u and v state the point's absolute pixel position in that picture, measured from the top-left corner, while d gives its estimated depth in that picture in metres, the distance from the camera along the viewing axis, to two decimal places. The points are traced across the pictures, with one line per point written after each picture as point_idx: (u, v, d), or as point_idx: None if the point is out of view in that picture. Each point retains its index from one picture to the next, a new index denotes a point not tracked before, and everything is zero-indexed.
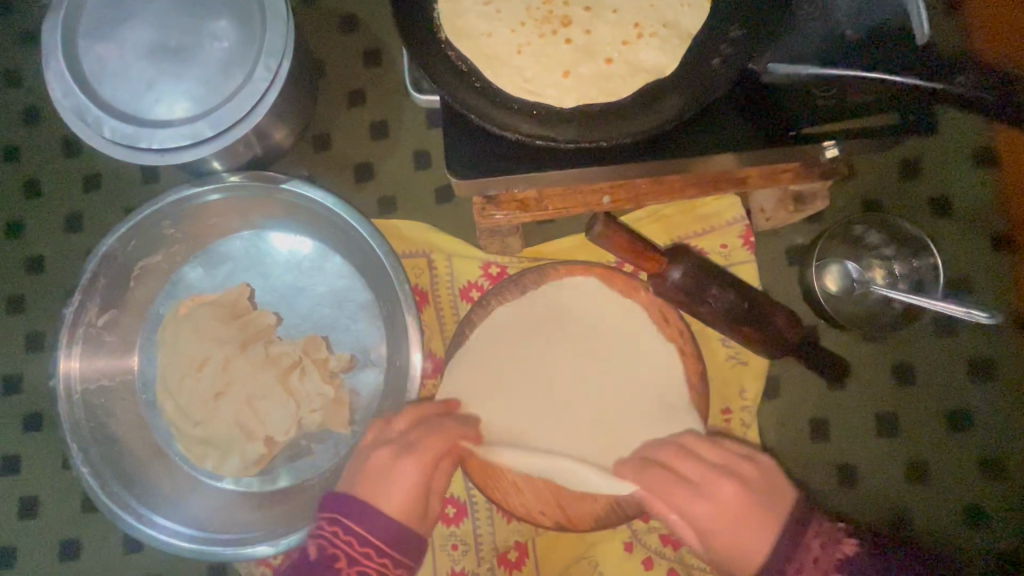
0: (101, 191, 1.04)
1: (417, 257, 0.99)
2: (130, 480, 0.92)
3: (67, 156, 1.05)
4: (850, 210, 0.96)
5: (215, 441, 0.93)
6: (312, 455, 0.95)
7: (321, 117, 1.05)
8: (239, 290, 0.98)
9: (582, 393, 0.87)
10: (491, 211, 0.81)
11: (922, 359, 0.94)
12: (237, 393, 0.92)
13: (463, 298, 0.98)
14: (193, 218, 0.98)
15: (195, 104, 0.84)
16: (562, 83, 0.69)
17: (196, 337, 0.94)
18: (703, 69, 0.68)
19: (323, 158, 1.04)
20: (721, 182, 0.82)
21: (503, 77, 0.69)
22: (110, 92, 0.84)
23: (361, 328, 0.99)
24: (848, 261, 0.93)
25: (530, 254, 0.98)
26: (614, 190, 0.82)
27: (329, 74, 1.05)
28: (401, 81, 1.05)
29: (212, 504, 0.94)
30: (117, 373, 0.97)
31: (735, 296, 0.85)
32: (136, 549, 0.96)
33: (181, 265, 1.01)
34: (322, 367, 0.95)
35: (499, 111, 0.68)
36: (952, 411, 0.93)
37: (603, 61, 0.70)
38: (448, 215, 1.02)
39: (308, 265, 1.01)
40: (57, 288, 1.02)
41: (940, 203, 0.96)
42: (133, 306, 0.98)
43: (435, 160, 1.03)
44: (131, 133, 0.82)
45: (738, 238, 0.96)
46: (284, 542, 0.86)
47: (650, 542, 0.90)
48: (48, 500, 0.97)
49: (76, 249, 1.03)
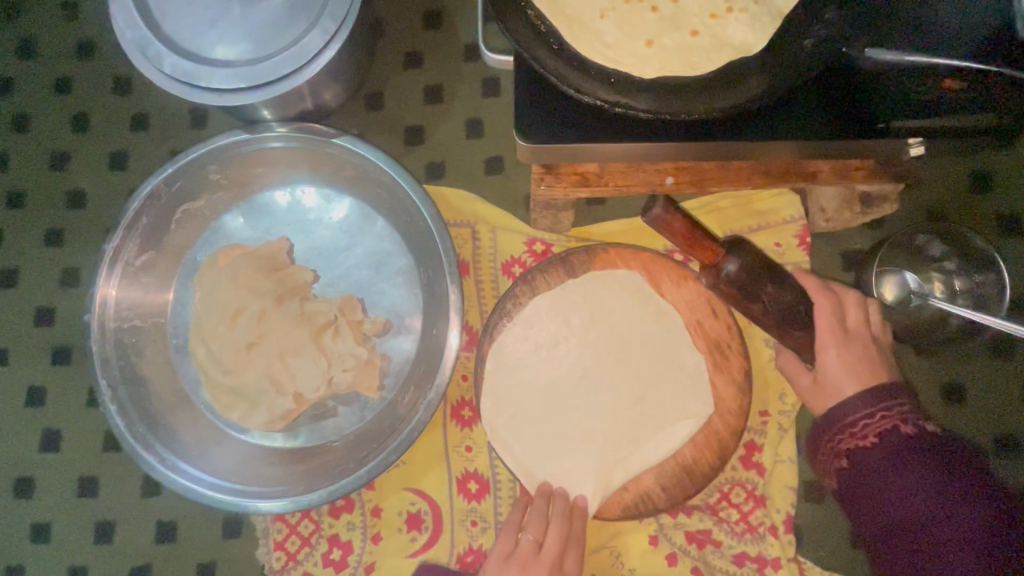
0: (148, 131, 1.03)
1: (460, 226, 0.97)
2: (156, 423, 0.91)
3: (118, 92, 1.04)
4: (913, 219, 0.93)
5: (243, 392, 0.91)
6: (339, 416, 0.94)
7: (376, 76, 1.03)
8: (279, 243, 0.96)
9: (618, 386, 0.86)
10: (549, 183, 0.78)
11: (975, 379, 0.91)
12: (270, 346, 0.91)
13: (504, 272, 0.96)
14: (240, 165, 0.96)
15: (256, 47, 0.83)
16: (644, 53, 0.66)
17: (234, 286, 0.92)
18: (794, 49, 0.65)
19: (374, 118, 1.02)
20: (791, 174, 0.79)
21: (583, 40, 0.67)
22: (173, 27, 0.83)
23: (398, 293, 0.97)
24: (908, 271, 0.89)
25: (577, 234, 0.95)
26: (678, 172, 0.79)
27: (388, 34, 1.03)
28: (460, 46, 1.02)
29: (233, 455, 0.93)
30: (150, 315, 0.96)
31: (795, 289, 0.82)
32: (154, 493, 0.95)
33: (222, 213, 0.99)
34: (357, 328, 0.93)
35: (576, 75, 0.65)
36: (1002, 435, 0.90)
37: (688, 34, 0.67)
38: (496, 187, 1.00)
39: (350, 225, 0.99)
40: (97, 225, 1.01)
41: (1009, 219, 0.92)
42: (170, 249, 0.97)
43: (488, 129, 1.01)
44: (191, 70, 0.81)
45: (793, 238, 0.93)
46: (304, 500, 0.84)
47: (676, 539, 0.88)
48: (71, 435, 0.97)
49: (119, 187, 1.02)
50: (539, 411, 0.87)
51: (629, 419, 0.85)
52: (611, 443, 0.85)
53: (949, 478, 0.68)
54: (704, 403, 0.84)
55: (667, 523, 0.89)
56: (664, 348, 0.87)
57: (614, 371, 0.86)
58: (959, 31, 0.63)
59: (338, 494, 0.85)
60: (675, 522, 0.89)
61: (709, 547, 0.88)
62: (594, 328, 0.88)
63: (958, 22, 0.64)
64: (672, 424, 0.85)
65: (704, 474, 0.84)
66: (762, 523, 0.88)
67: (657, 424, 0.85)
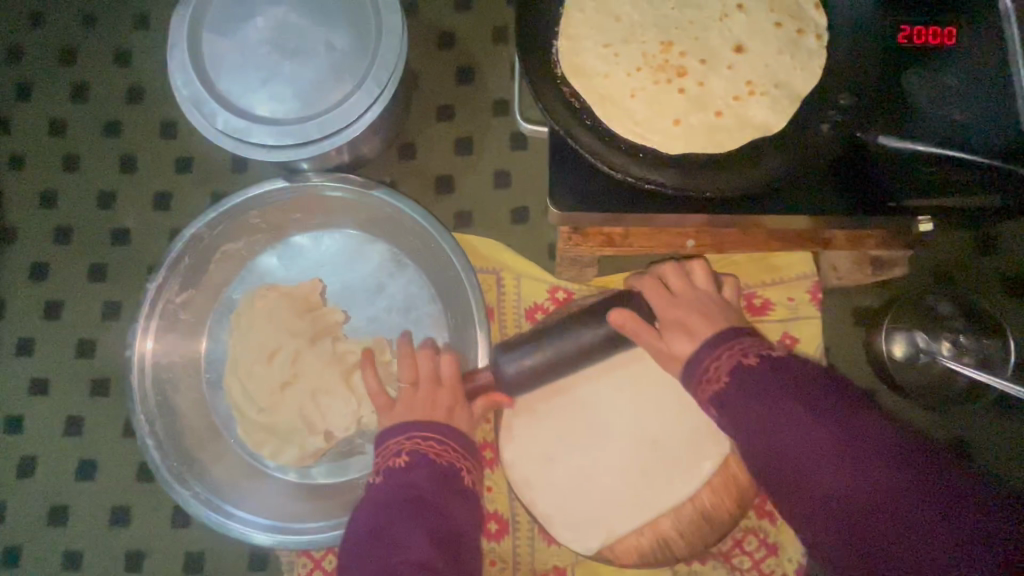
0: (191, 173, 1.09)
1: (486, 273, 1.01)
2: (189, 457, 0.95)
3: (164, 136, 1.10)
4: (922, 279, 0.97)
5: (275, 429, 0.95)
6: (365, 454, 0.97)
7: (409, 127, 1.08)
8: (312, 285, 1.00)
9: (637, 434, 0.90)
10: (577, 242, 0.83)
11: (980, 435, 0.94)
12: (302, 385, 0.95)
13: (527, 319, 1.00)
14: (278, 209, 1.01)
15: (304, 106, 0.88)
16: (672, 130, 0.71)
17: (269, 326, 0.97)
18: (811, 133, 0.71)
19: (406, 167, 1.07)
20: (806, 240, 0.83)
21: (614, 117, 0.71)
22: (226, 86, 0.88)
23: (425, 336, 1.01)
24: (917, 330, 0.92)
25: (598, 285, 0.99)
26: (699, 235, 0.84)
27: (422, 87, 1.09)
28: (490, 101, 1.08)
29: (262, 490, 0.97)
30: (187, 351, 1.00)
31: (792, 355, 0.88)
32: (183, 524, 0.98)
33: (259, 253, 1.04)
34: (385, 370, 0.97)
35: (608, 150, 0.71)
36: (1006, 490, 0.93)
37: (714, 113, 0.72)
38: (521, 235, 1.05)
39: (380, 268, 1.03)
40: (139, 261, 1.06)
41: (1014, 282, 0.96)
42: (208, 288, 1.02)
43: (515, 181, 1.06)
44: (242, 128, 0.86)
45: (806, 293, 0.96)
46: (331, 538, 0.87)
47: None
48: (105, 465, 1.00)
49: (161, 226, 1.07)
50: (561, 456, 0.90)
51: (647, 466, 0.89)
52: (630, 489, 0.89)
53: (745, 362, 0.69)
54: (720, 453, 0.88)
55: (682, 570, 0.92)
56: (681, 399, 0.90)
57: (633, 420, 0.90)
58: (966, 119, 0.68)
59: None
60: (689, 569, 0.91)
61: None
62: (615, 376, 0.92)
63: (967, 111, 0.68)
64: (689, 472, 0.88)
65: (719, 523, 0.87)
66: (774, 572, 0.91)
67: (675, 472, 0.88)
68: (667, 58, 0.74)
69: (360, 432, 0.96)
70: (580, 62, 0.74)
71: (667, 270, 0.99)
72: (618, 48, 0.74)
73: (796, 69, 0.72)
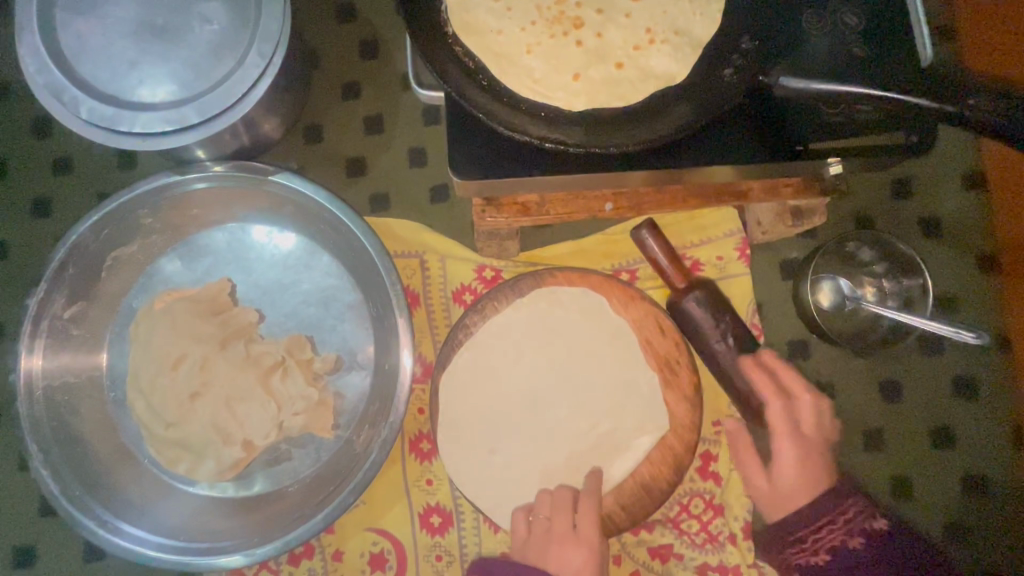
0: (73, 175, 0.98)
1: (409, 257, 0.96)
2: (95, 484, 0.86)
3: (37, 136, 0.99)
4: (844, 227, 0.97)
5: (190, 444, 0.88)
6: (293, 459, 0.91)
7: (313, 109, 1.01)
8: (220, 285, 0.93)
9: (576, 408, 0.86)
10: (491, 214, 0.79)
11: (909, 376, 0.95)
12: (215, 393, 0.88)
13: (455, 301, 0.95)
14: (173, 207, 0.92)
15: (181, 88, 0.80)
16: (572, 86, 0.67)
17: (173, 334, 0.89)
18: (715, 80, 0.68)
19: (315, 152, 1.00)
20: (724, 195, 0.82)
21: (512, 76, 0.67)
22: (90, 71, 0.79)
23: (348, 329, 0.95)
24: (841, 277, 0.93)
25: (526, 259, 0.96)
26: (617, 197, 0.81)
27: (324, 65, 1.02)
28: (399, 75, 1.02)
29: (183, 511, 0.89)
30: (83, 369, 0.91)
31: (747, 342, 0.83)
32: (98, 557, 0.90)
33: (158, 257, 0.96)
34: (307, 368, 0.91)
35: (506, 111, 0.66)
36: (936, 427, 0.94)
37: (614, 65, 0.69)
38: (443, 214, 1.00)
39: (293, 262, 0.97)
40: (22, 277, 0.96)
41: (929, 223, 0.97)
42: (103, 298, 0.92)
43: (431, 158, 1.00)
44: (111, 115, 0.77)
45: (734, 250, 0.95)
46: (260, 552, 0.81)
47: (639, 556, 0.89)
48: (3, 504, 0.91)
49: (44, 235, 0.97)
50: (497, 440, 0.86)
51: (588, 437, 0.86)
52: (572, 461, 0.86)
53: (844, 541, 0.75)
54: (657, 416, 0.85)
55: (630, 541, 0.90)
56: (619, 367, 0.87)
57: (573, 393, 0.87)
58: (868, 57, 0.67)
59: (294, 544, 0.82)
60: (637, 539, 0.90)
61: (672, 561, 0.89)
62: (548, 350, 0.87)
63: (866, 48, 0.67)
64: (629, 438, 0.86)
65: (661, 490, 0.85)
66: (722, 533, 0.90)
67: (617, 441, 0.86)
68: (562, 10, 0.70)
69: (285, 437, 0.90)
70: (471, 18, 0.69)
71: (594, 239, 0.96)
72: (510, 2, 0.70)
73: (695, 14, 0.70)
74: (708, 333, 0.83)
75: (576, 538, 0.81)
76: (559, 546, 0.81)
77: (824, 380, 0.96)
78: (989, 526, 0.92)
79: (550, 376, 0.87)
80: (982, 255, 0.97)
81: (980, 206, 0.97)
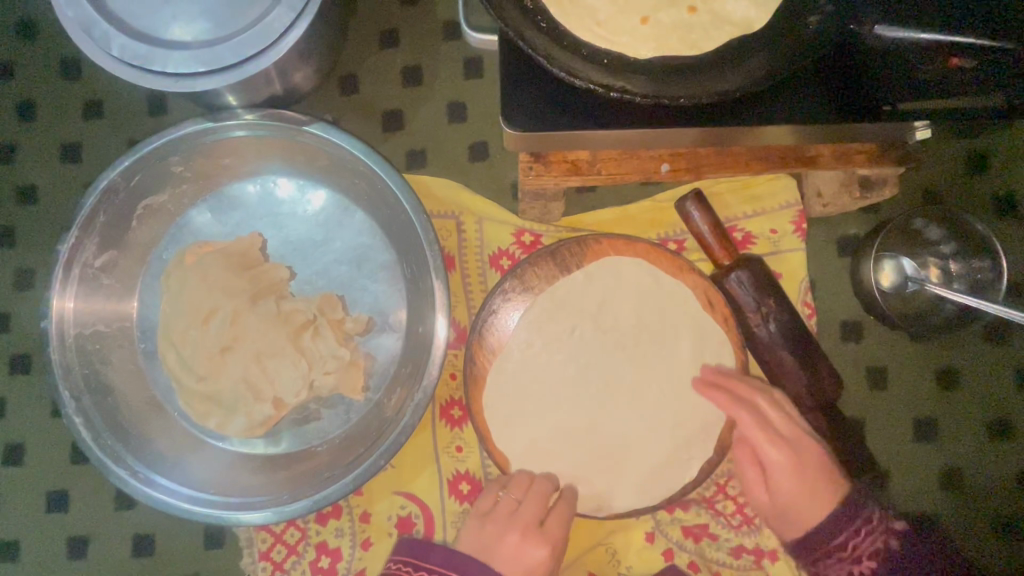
0: (102, 120, 0.95)
1: (445, 218, 0.92)
2: (126, 434, 0.86)
3: (66, 78, 0.96)
4: (910, 203, 0.91)
5: (219, 398, 0.87)
6: (322, 419, 0.90)
7: (349, 58, 0.96)
8: (251, 240, 0.90)
9: (628, 372, 0.83)
10: (538, 172, 0.74)
11: (968, 364, 0.90)
12: (246, 349, 0.86)
13: (492, 265, 0.91)
14: (205, 155, 0.89)
15: (216, 26, 0.76)
16: (640, 31, 0.62)
17: (204, 287, 0.87)
18: (797, 28, 0.61)
19: (350, 103, 0.96)
20: (790, 160, 0.76)
21: (573, 17, 0.61)
22: (121, 5, 0.75)
23: (381, 290, 0.92)
24: (904, 257, 0.88)
25: (567, 224, 0.91)
26: (674, 159, 0.75)
27: (361, 11, 0.96)
28: (439, 24, 0.96)
29: (212, 465, 0.89)
30: (114, 319, 0.90)
31: (791, 317, 0.82)
32: (129, 506, 0.90)
33: (187, 208, 0.93)
34: (338, 328, 0.89)
35: (567, 56, 0.61)
36: (994, 418, 0.89)
37: (686, 9, 0.63)
38: (481, 174, 0.95)
39: (326, 219, 0.93)
40: (52, 222, 0.94)
41: (1005, 201, 0.90)
42: (133, 248, 0.91)
43: (471, 114, 0.95)
44: (143, 53, 0.74)
45: (790, 224, 0.89)
46: (290, 510, 0.80)
47: (673, 534, 0.87)
48: (35, 448, 0.91)
49: (74, 181, 0.95)
50: (534, 412, 0.83)
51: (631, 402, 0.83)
52: (616, 426, 0.83)
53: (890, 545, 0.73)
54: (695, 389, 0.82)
55: (664, 519, 0.88)
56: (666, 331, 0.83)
57: (626, 357, 0.83)
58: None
59: (324, 502, 0.80)
60: (672, 517, 0.87)
61: (705, 541, 0.87)
62: (604, 310, 0.84)
63: None
64: (680, 406, 0.82)
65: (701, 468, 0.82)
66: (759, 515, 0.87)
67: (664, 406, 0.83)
68: None
69: (315, 396, 0.88)
70: None
71: (640, 205, 0.90)
72: None
73: None
74: (750, 315, 0.82)
75: (539, 534, 0.79)
76: (518, 537, 0.78)
77: (877, 365, 0.90)
78: None
79: (600, 336, 0.83)
80: None
81: None
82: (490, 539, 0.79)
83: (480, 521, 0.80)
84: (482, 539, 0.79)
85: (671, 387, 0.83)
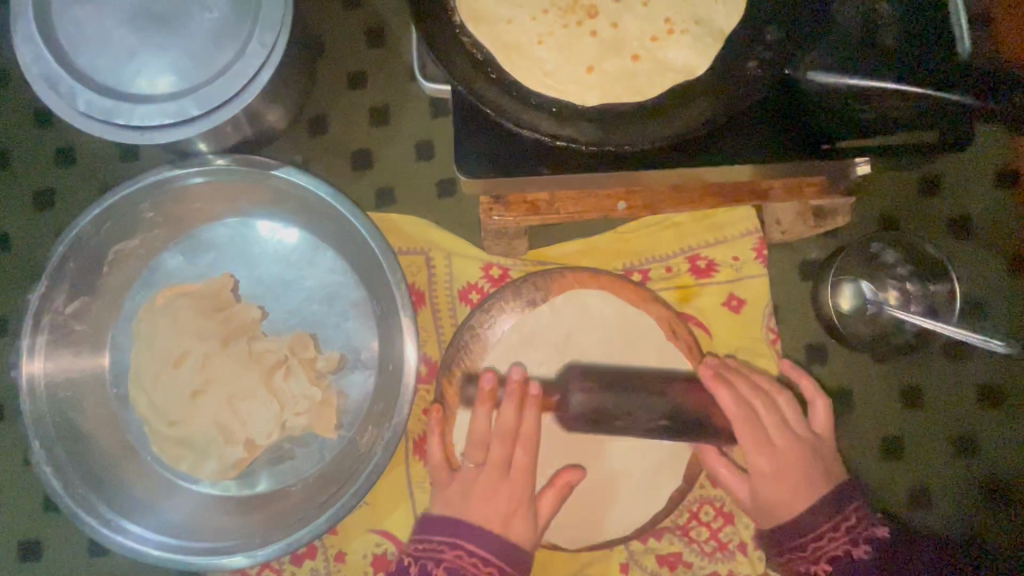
0: (74, 167, 0.97)
1: (414, 254, 0.93)
2: (98, 481, 0.86)
3: (38, 126, 0.97)
4: (867, 227, 0.93)
5: (191, 442, 0.87)
6: (296, 458, 0.90)
7: (318, 100, 0.98)
8: (222, 281, 0.92)
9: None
10: (499, 213, 0.76)
11: (930, 383, 0.92)
12: (217, 391, 0.87)
13: (461, 300, 0.93)
14: (174, 200, 0.91)
15: (181, 79, 0.77)
16: (585, 80, 0.64)
17: (176, 330, 0.88)
18: (738, 73, 0.64)
19: (319, 144, 0.98)
20: (743, 194, 0.78)
21: (522, 68, 0.64)
22: (88, 61, 0.77)
23: (353, 327, 0.93)
24: (862, 280, 0.89)
25: (534, 257, 0.93)
26: (630, 196, 0.77)
27: (329, 54, 0.98)
28: (405, 66, 0.98)
29: (186, 509, 0.89)
30: (86, 364, 0.90)
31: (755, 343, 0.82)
32: (101, 552, 0.90)
33: (160, 251, 0.94)
34: (309, 367, 0.89)
35: (516, 106, 0.63)
36: (958, 436, 0.91)
37: (630, 57, 0.65)
38: (449, 209, 0.97)
39: (298, 258, 0.95)
40: (24, 268, 0.95)
41: (959, 223, 0.93)
42: (105, 293, 0.91)
43: (438, 152, 0.97)
44: (109, 107, 0.75)
45: (751, 251, 0.92)
46: (261, 554, 0.80)
47: (647, 563, 0.87)
48: (6, 497, 0.91)
49: (45, 228, 0.96)
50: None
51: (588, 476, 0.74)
52: (588, 457, 0.83)
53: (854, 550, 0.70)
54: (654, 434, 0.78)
55: (638, 548, 0.88)
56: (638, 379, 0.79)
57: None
58: (898, 47, 0.63)
59: (297, 544, 0.80)
60: (645, 546, 0.88)
61: (679, 569, 0.87)
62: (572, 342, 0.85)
63: (898, 39, 0.64)
64: (650, 434, 0.84)
65: (671, 497, 0.83)
66: (732, 540, 0.88)
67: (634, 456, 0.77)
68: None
69: (288, 436, 0.89)
70: (481, 9, 0.65)
71: (605, 237, 0.92)
72: None
73: (716, 2, 0.66)
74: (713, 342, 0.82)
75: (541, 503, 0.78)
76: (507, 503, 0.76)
77: (842, 387, 0.92)
78: (1011, 538, 0.89)
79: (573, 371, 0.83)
80: (1013, 258, 0.92)
81: (1014, 209, 0.93)
82: (479, 504, 0.77)
83: (499, 474, 0.78)
84: (505, 499, 0.76)
85: (642, 414, 0.84)
